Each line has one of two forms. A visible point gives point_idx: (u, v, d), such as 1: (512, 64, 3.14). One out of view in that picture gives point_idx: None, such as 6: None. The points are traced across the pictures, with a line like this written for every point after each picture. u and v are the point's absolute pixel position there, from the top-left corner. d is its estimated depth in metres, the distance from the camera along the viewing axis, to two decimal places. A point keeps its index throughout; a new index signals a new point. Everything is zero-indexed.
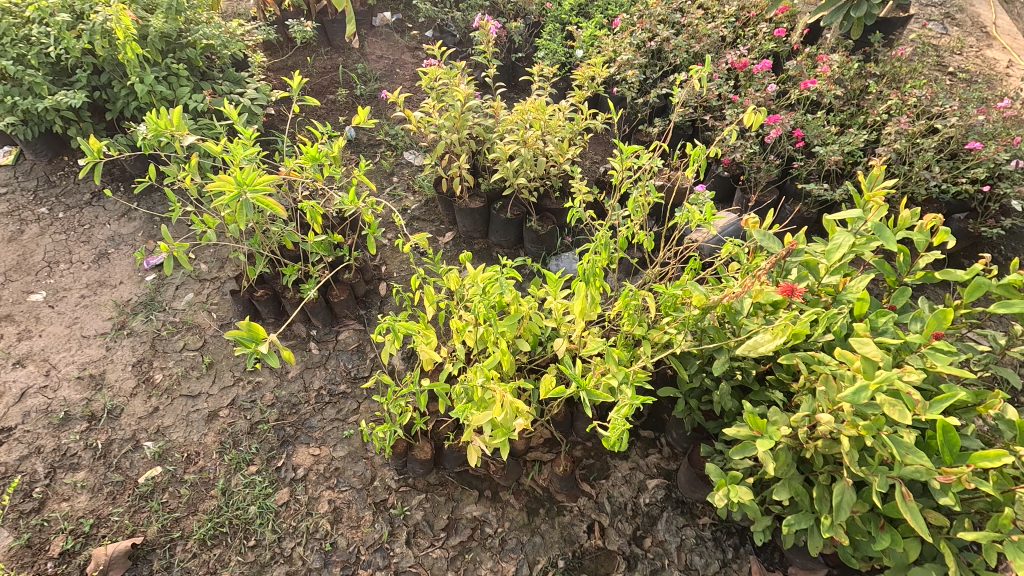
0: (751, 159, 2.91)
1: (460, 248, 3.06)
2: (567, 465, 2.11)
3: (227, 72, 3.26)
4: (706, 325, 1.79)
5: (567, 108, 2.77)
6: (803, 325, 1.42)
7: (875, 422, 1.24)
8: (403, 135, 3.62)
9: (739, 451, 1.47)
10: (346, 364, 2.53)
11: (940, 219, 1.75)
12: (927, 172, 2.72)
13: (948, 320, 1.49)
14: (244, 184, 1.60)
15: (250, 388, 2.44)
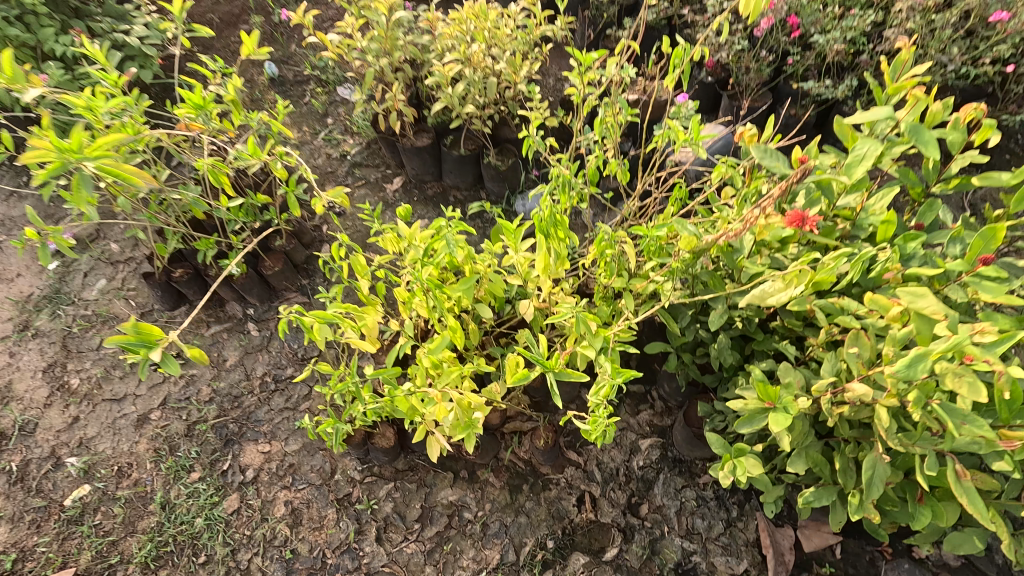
0: (739, 58, 2.48)
1: (411, 195, 2.66)
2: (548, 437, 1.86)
3: (104, 5, 2.66)
4: (699, 271, 1.46)
5: (517, 13, 2.28)
6: (824, 270, 1.10)
7: (923, 390, 0.95)
8: (334, 67, 3.08)
9: (746, 425, 1.21)
10: (291, 344, 2.22)
11: (984, 108, 1.38)
12: (943, 55, 2.32)
13: (1000, 240, 1.18)
14: (74, 150, 1.17)
15: (183, 384, 2.12)
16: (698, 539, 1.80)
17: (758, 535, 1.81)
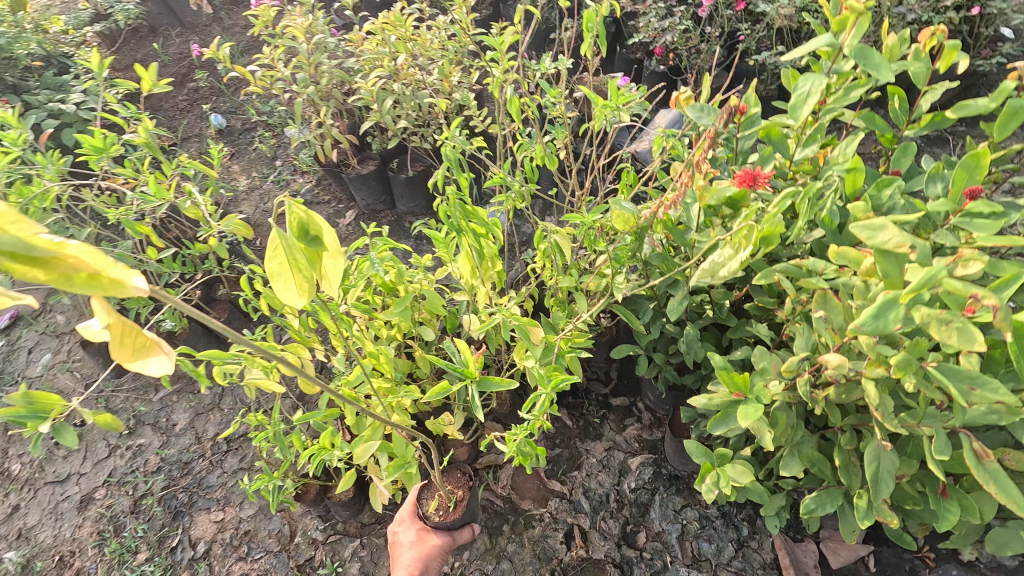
0: (685, 42, 2.37)
1: (364, 227, 2.51)
2: (455, 498, 1.45)
3: (42, 79, 2.65)
4: (649, 255, 1.28)
5: (444, 25, 2.18)
6: (773, 223, 0.95)
7: (914, 349, 0.76)
8: (279, 111, 2.94)
9: (718, 425, 1.00)
10: (245, 399, 2.05)
11: (943, 28, 1.19)
12: (899, 7, 2.22)
13: (984, 168, 0.99)
14: None
15: (129, 456, 1.97)
16: (707, 566, 1.56)
17: (775, 556, 1.56)
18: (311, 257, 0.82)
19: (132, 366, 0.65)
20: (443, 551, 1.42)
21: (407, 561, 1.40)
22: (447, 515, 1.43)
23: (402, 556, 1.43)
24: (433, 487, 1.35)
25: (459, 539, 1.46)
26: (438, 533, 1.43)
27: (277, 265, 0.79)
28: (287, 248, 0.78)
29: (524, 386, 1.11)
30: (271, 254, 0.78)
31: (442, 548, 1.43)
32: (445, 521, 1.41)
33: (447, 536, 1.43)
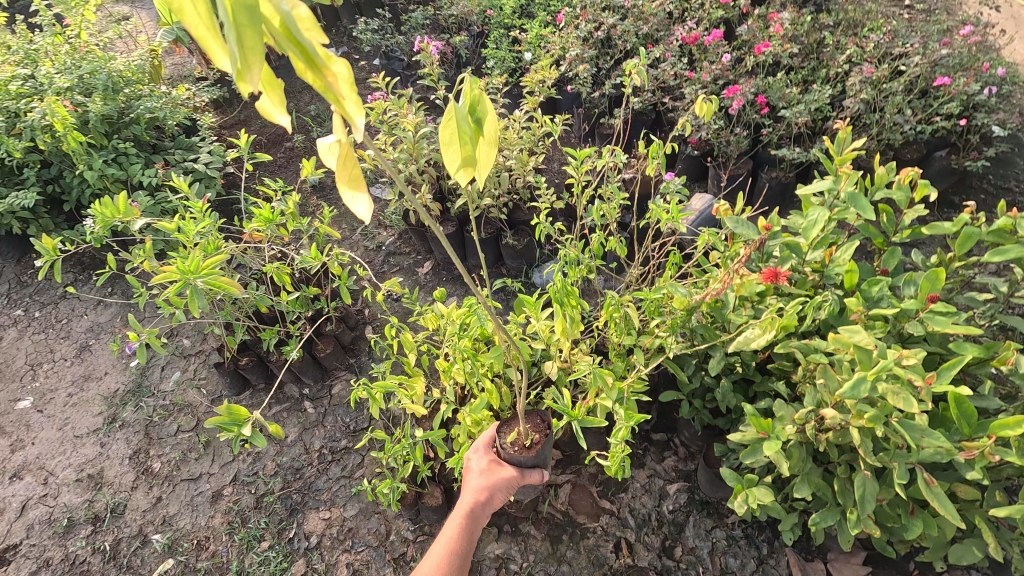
0: (719, 135, 2.83)
1: (440, 276, 2.95)
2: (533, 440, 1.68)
3: (177, 141, 3.20)
4: (695, 325, 1.70)
5: (521, 119, 2.67)
6: (789, 315, 1.38)
7: (883, 409, 1.17)
8: (366, 171, 3.43)
9: (749, 455, 1.39)
10: (344, 419, 2.46)
11: (918, 170, 1.62)
12: (900, 116, 2.65)
13: (942, 280, 1.40)
14: (190, 272, 1.55)
15: (250, 461, 2.38)
16: None
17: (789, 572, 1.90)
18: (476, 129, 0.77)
19: (345, 196, 0.68)
20: (510, 482, 1.60)
21: (478, 479, 1.58)
22: (523, 450, 1.65)
23: (472, 478, 1.61)
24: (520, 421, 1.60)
25: (527, 478, 1.64)
26: (510, 466, 1.64)
27: (448, 135, 0.73)
28: (461, 124, 0.73)
29: (606, 420, 1.52)
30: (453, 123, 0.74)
31: (511, 480, 1.61)
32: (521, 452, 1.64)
33: (518, 470, 1.62)
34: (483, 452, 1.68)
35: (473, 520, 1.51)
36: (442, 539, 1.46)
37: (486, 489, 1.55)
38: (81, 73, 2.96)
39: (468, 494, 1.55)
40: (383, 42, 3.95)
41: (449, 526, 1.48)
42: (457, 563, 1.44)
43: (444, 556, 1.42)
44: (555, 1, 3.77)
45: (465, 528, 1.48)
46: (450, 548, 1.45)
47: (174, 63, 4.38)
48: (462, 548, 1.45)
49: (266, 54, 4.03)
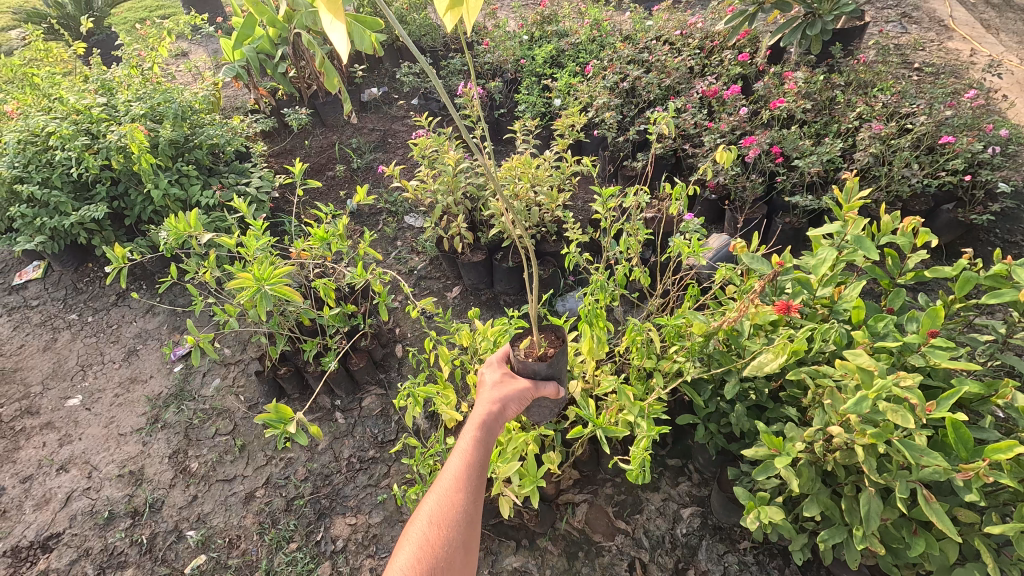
0: (736, 181, 3.02)
1: (467, 301, 3.11)
2: (545, 352, 1.64)
3: (232, 166, 3.47)
4: (712, 351, 1.84)
5: (552, 158, 2.88)
6: (800, 341, 1.51)
7: (884, 428, 1.29)
8: (402, 201, 3.66)
9: (761, 471, 1.50)
10: (372, 430, 2.60)
11: (920, 219, 1.77)
12: (908, 170, 2.83)
13: (942, 317, 1.53)
14: (262, 279, 1.98)
15: (282, 465, 2.51)
16: None
17: None
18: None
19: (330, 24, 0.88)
20: (525, 393, 1.54)
21: (491, 392, 1.52)
22: (535, 361, 1.61)
23: (483, 394, 1.54)
24: (533, 329, 1.58)
25: (540, 390, 1.59)
26: (522, 380, 1.59)
27: None
28: None
29: (628, 431, 1.66)
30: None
31: (525, 392, 1.56)
32: (533, 362, 1.59)
33: (530, 381, 1.58)
34: (493, 371, 1.63)
35: (489, 431, 1.41)
36: (457, 452, 1.35)
37: (499, 399, 1.49)
38: (154, 102, 3.27)
39: (480, 407, 1.47)
40: (423, 84, 4.27)
41: (463, 437, 1.38)
42: (476, 476, 1.33)
43: (462, 466, 1.32)
44: (584, 53, 4.07)
45: (481, 439, 1.38)
46: (467, 459, 1.34)
47: (229, 97, 4.75)
48: (481, 460, 1.35)
49: (314, 90, 4.36)
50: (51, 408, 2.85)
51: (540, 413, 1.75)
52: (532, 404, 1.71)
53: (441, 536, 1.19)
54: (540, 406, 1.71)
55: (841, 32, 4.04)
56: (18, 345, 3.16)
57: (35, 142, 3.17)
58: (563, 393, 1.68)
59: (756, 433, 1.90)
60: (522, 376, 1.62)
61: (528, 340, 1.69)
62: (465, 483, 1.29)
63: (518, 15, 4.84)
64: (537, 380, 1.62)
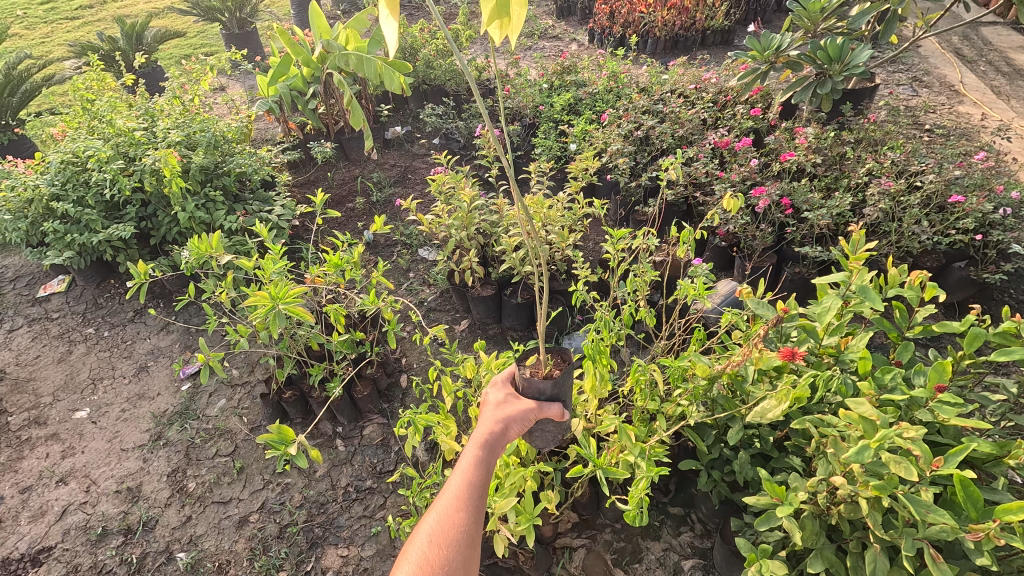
0: (745, 229, 3.06)
1: (475, 335, 3.13)
2: (549, 373, 1.66)
3: (257, 193, 3.60)
4: (716, 395, 1.83)
5: (565, 199, 2.95)
6: (803, 388, 1.51)
7: (889, 481, 1.27)
8: (417, 234, 3.76)
9: (763, 521, 1.45)
10: (371, 459, 2.58)
11: (927, 273, 1.77)
12: (918, 227, 2.85)
13: (949, 372, 1.50)
14: (276, 298, 2.03)
15: (279, 490, 2.49)
16: None
17: None
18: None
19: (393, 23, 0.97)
20: (528, 414, 1.55)
21: (494, 412, 1.52)
22: (541, 381, 1.63)
23: (485, 413, 1.54)
24: (539, 350, 1.60)
25: (544, 412, 1.60)
26: (525, 401, 1.60)
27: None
28: None
29: (628, 472, 1.64)
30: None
31: (528, 413, 1.56)
32: (537, 383, 1.61)
33: (534, 402, 1.59)
34: (496, 391, 1.64)
35: (491, 450, 1.41)
36: (458, 471, 1.35)
37: (502, 419, 1.49)
38: (190, 130, 3.45)
39: (482, 426, 1.47)
40: (445, 125, 4.45)
41: (465, 455, 1.38)
42: (477, 495, 1.32)
43: (462, 485, 1.31)
44: (601, 103, 4.23)
45: (483, 458, 1.38)
46: (468, 478, 1.34)
47: (260, 129, 4.98)
48: (482, 480, 1.34)
49: (341, 126, 4.55)
50: (58, 420, 2.88)
51: (541, 438, 1.75)
52: (534, 429, 1.72)
53: (440, 556, 1.18)
54: (542, 429, 1.72)
55: (852, 92, 4.17)
56: (34, 356, 3.23)
57: (75, 163, 3.34)
58: (566, 416, 1.69)
59: (760, 483, 1.86)
60: (526, 398, 1.63)
61: (533, 361, 1.71)
62: (466, 503, 1.29)
63: (540, 65, 5.07)
64: (541, 401, 1.63)
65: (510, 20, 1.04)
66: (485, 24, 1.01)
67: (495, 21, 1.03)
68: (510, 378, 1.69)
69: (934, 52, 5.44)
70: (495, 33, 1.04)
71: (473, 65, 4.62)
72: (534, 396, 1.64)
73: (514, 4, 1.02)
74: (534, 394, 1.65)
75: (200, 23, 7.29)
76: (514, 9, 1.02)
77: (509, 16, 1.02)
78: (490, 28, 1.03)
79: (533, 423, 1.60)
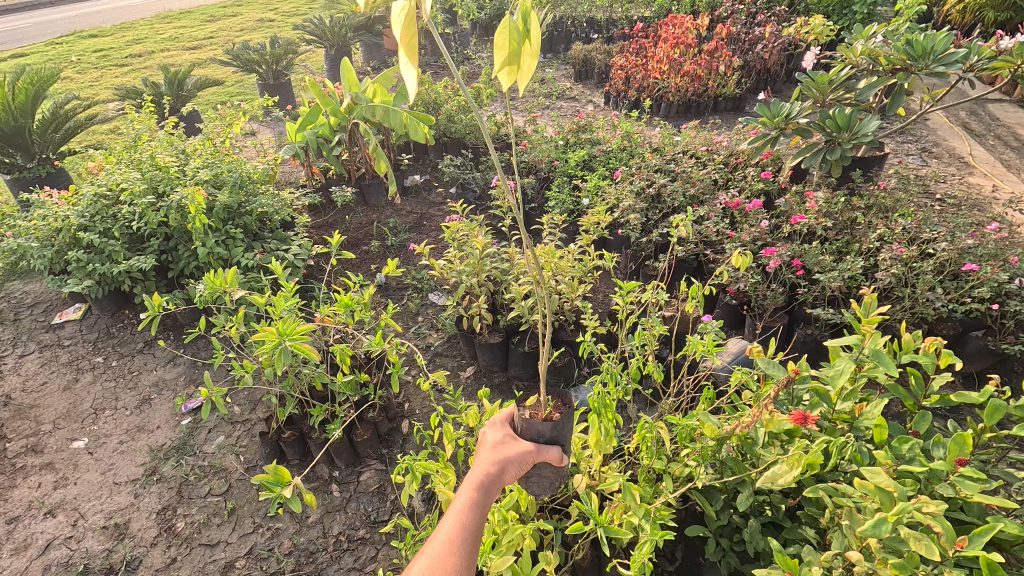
0: (756, 288, 3.04)
1: (480, 382, 3.09)
2: (550, 415, 1.62)
3: (276, 233, 3.70)
4: (725, 457, 1.76)
5: (575, 251, 2.98)
6: (815, 454, 1.46)
7: (909, 560, 1.18)
8: (428, 278, 3.80)
9: None
10: (366, 507, 2.49)
11: (942, 340, 1.73)
12: (931, 293, 2.82)
13: (969, 444, 1.44)
14: (285, 334, 2.05)
15: (268, 535, 2.41)
16: None
17: None
18: (521, 37, 1.05)
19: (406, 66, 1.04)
20: (526, 456, 1.51)
21: (491, 452, 1.48)
22: (540, 422, 1.60)
23: (483, 452, 1.50)
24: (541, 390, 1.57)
25: (542, 455, 1.56)
26: (524, 442, 1.56)
27: (501, 39, 1.04)
28: (509, 28, 1.03)
29: (631, 535, 1.56)
30: (498, 29, 1.03)
31: (527, 454, 1.52)
32: (537, 425, 1.59)
33: (533, 444, 1.55)
34: (495, 430, 1.59)
35: (486, 492, 1.36)
36: (453, 511, 1.30)
37: (500, 459, 1.45)
38: (218, 170, 3.60)
39: (480, 465, 1.43)
40: (463, 176, 4.60)
41: (460, 496, 1.33)
42: (471, 541, 1.27)
43: (456, 527, 1.27)
44: (614, 160, 4.35)
45: (478, 500, 1.33)
46: (462, 520, 1.29)
47: (285, 173, 5.17)
48: (476, 524, 1.29)
49: (362, 173, 4.71)
50: (55, 449, 2.85)
51: (540, 484, 1.69)
52: (532, 473, 1.66)
53: None
54: (540, 474, 1.65)
55: (861, 159, 4.26)
56: (41, 382, 3.24)
57: (107, 197, 3.49)
58: (565, 460, 1.65)
59: (772, 556, 1.74)
60: (524, 439, 1.59)
61: (532, 403, 1.70)
62: (458, 547, 1.24)
63: (557, 123, 5.27)
64: (540, 443, 1.59)
65: (519, 69, 1.10)
66: (496, 69, 1.06)
67: (505, 69, 1.08)
68: (509, 418, 1.65)
69: (942, 125, 5.58)
70: (505, 80, 1.09)
71: (493, 121, 4.81)
72: (533, 438, 1.60)
73: (524, 56, 1.10)
74: (533, 436, 1.62)
75: (238, 73, 7.75)
76: (524, 60, 1.10)
77: (519, 65, 1.09)
78: (500, 75, 1.08)
79: (531, 466, 1.55)
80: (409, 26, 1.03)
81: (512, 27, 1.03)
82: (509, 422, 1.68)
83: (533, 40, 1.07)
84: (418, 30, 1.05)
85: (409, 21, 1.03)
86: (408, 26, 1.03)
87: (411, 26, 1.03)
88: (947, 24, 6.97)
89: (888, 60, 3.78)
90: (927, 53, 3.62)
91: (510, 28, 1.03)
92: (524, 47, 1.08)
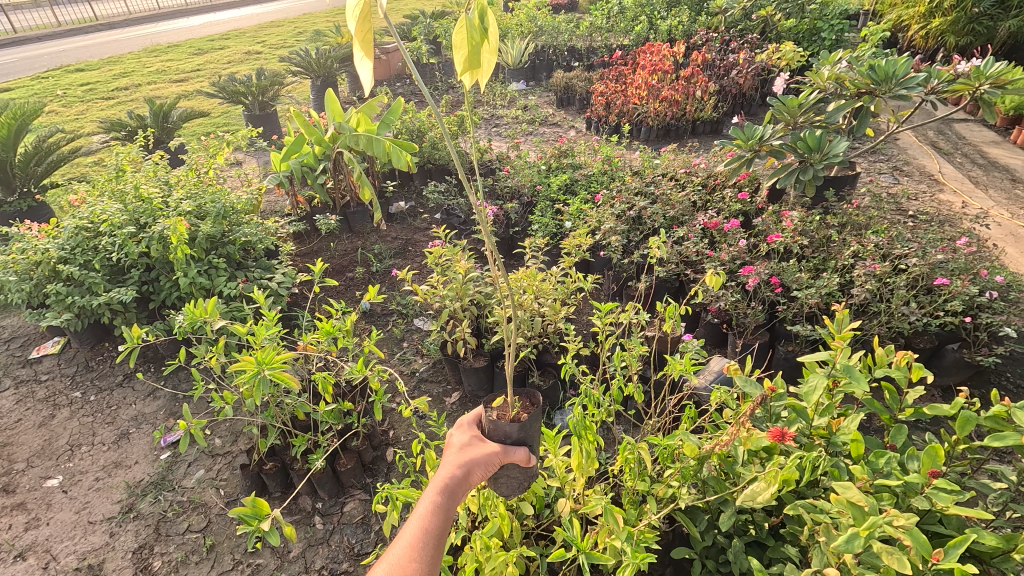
0: (736, 306, 3.08)
1: (465, 407, 3.08)
2: (517, 416, 1.62)
3: (260, 262, 3.70)
4: (706, 476, 1.75)
5: (557, 274, 3.01)
6: (791, 470, 1.46)
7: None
8: (413, 304, 3.81)
9: None
10: (350, 539, 2.45)
11: (913, 353, 1.76)
12: (906, 308, 2.88)
13: (941, 456, 1.46)
14: (263, 363, 2.03)
15: (248, 572, 2.34)
16: None
17: None
18: (479, 36, 1.10)
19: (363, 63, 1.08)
20: (493, 458, 1.50)
21: (456, 454, 1.47)
22: (508, 423, 1.59)
23: (448, 456, 1.49)
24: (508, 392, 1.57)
25: (509, 456, 1.55)
26: (491, 444, 1.55)
27: (461, 37, 1.08)
28: (468, 27, 1.07)
29: (613, 559, 1.55)
30: (457, 28, 1.08)
31: (493, 456, 1.51)
32: (503, 426, 1.56)
33: (500, 445, 1.54)
34: (462, 432, 1.58)
35: (450, 495, 1.36)
36: (415, 516, 1.30)
37: (465, 462, 1.44)
38: (202, 201, 3.61)
39: (445, 468, 1.42)
40: (447, 202, 4.65)
41: (422, 501, 1.32)
42: (432, 545, 1.27)
43: (418, 532, 1.27)
44: (596, 184, 4.43)
45: (441, 504, 1.33)
46: (424, 525, 1.29)
47: (270, 202, 5.19)
48: (438, 529, 1.29)
49: (347, 200, 4.75)
50: (28, 488, 2.77)
51: (508, 485, 1.66)
52: (500, 474, 1.63)
53: None
54: (507, 476, 1.62)
55: (834, 179, 4.38)
56: (15, 420, 3.17)
57: (88, 229, 3.48)
58: (534, 460, 1.63)
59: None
60: (491, 440, 1.58)
61: (501, 402, 1.66)
62: (419, 552, 1.24)
63: (539, 148, 5.37)
64: (507, 444, 1.58)
65: (479, 68, 1.15)
66: (458, 69, 1.11)
67: (467, 69, 1.13)
68: (476, 420, 1.64)
69: (911, 144, 5.78)
70: (468, 80, 1.14)
71: (476, 148, 4.90)
72: (501, 439, 1.59)
73: (483, 53, 1.14)
74: (501, 436, 1.60)
75: (224, 105, 7.84)
76: (484, 58, 1.14)
77: (480, 64, 1.14)
78: (463, 75, 1.13)
79: (498, 467, 1.55)
80: (364, 21, 1.06)
81: (470, 25, 1.07)
82: (477, 424, 1.66)
83: (492, 38, 1.11)
84: (375, 25, 1.08)
85: (365, 16, 1.05)
86: (361, 22, 1.06)
87: (367, 21, 1.06)
88: (911, 50, 7.28)
89: (853, 84, 3.94)
90: (889, 77, 3.77)
91: (469, 27, 1.07)
92: (483, 45, 1.12)
